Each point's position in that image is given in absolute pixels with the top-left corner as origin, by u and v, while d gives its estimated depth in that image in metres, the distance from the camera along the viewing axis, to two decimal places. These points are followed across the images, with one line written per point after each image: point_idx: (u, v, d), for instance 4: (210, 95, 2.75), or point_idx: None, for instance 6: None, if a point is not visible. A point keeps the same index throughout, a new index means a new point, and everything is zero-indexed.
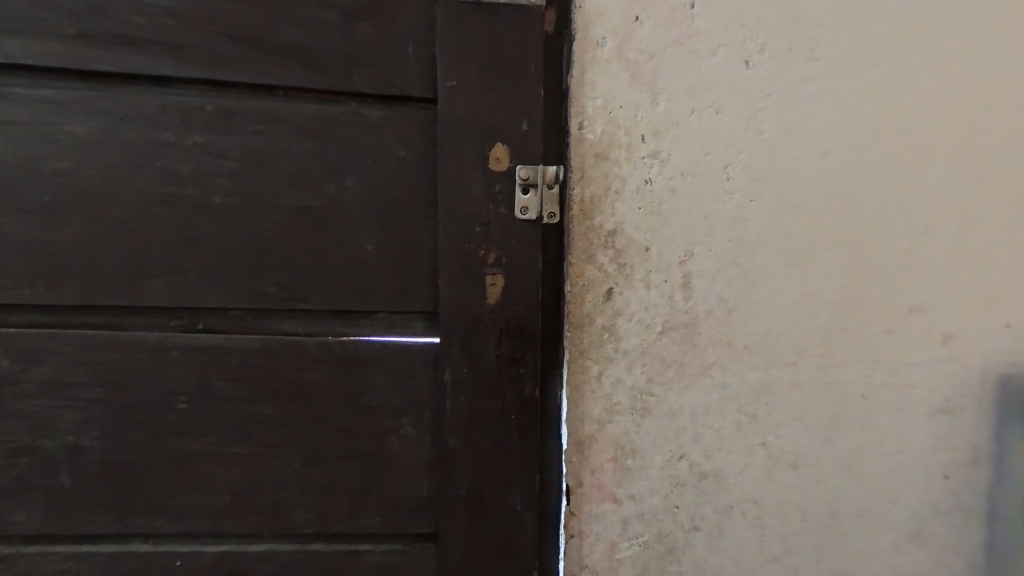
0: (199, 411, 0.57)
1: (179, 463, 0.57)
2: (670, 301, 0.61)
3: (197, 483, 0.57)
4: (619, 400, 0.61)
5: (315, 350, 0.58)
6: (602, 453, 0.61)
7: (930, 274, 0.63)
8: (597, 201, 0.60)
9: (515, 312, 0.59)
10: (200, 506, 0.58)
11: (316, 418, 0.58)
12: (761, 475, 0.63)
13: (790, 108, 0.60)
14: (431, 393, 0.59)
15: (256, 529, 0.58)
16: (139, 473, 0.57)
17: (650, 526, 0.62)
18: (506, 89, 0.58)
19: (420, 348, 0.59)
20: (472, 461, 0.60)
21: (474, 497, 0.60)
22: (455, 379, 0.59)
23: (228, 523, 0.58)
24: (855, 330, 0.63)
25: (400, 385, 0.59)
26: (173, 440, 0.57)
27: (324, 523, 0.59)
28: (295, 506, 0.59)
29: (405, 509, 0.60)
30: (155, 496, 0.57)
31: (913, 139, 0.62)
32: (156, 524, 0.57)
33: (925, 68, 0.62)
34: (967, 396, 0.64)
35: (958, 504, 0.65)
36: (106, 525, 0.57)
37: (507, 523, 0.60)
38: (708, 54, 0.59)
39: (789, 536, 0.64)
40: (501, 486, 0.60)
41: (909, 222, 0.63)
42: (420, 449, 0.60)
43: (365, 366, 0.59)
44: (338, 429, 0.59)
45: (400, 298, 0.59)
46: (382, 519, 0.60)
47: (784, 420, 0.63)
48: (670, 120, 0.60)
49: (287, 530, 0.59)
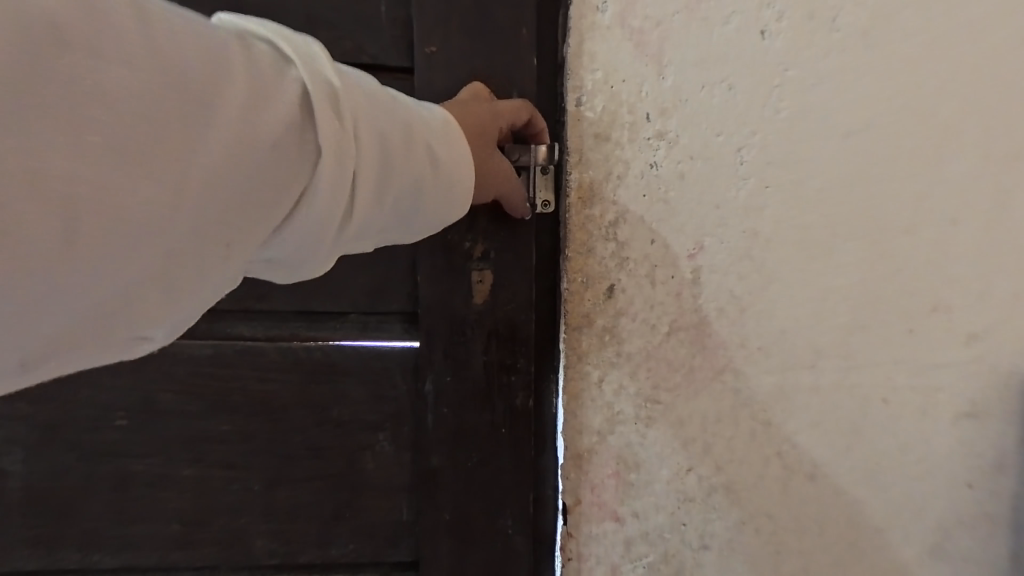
0: (140, 428, 0.50)
1: (119, 488, 0.51)
2: (678, 299, 0.55)
3: (139, 511, 0.51)
4: (621, 408, 0.55)
5: (277, 358, 0.51)
6: (602, 468, 0.55)
7: (957, 267, 0.58)
8: (597, 187, 0.53)
9: (504, 314, 0.53)
10: (144, 538, 0.51)
11: (279, 435, 0.52)
12: (776, 486, 0.58)
13: (809, 84, 0.55)
14: (410, 405, 0.53)
15: (210, 562, 0.52)
16: (72, 502, 0.51)
17: (655, 546, 0.56)
18: (493, 59, 0.51)
19: (397, 353, 0.53)
20: (457, 480, 0.53)
21: (459, 521, 0.54)
22: (437, 389, 0.53)
23: (179, 555, 0.52)
24: (877, 329, 0.58)
25: (376, 397, 0.53)
26: (112, 463, 0.50)
27: (292, 552, 0.53)
28: (256, 535, 0.52)
29: (381, 536, 0.53)
30: (92, 527, 0.51)
31: (942, 119, 0.57)
32: (91, 559, 0.51)
33: (956, 40, 0.56)
34: (996, 399, 0.60)
35: (983, 514, 0.61)
36: (36, 559, 0.51)
37: (498, 550, 0.54)
38: (721, 21, 0.53)
39: (805, 553, 0.59)
40: (491, 507, 0.54)
41: (934, 212, 0.57)
42: (400, 467, 0.53)
43: (334, 374, 0.52)
44: (305, 446, 0.52)
45: (373, 297, 0.52)
46: (355, 547, 0.53)
47: (801, 427, 0.58)
48: (679, 97, 0.53)
49: (247, 562, 0.53)
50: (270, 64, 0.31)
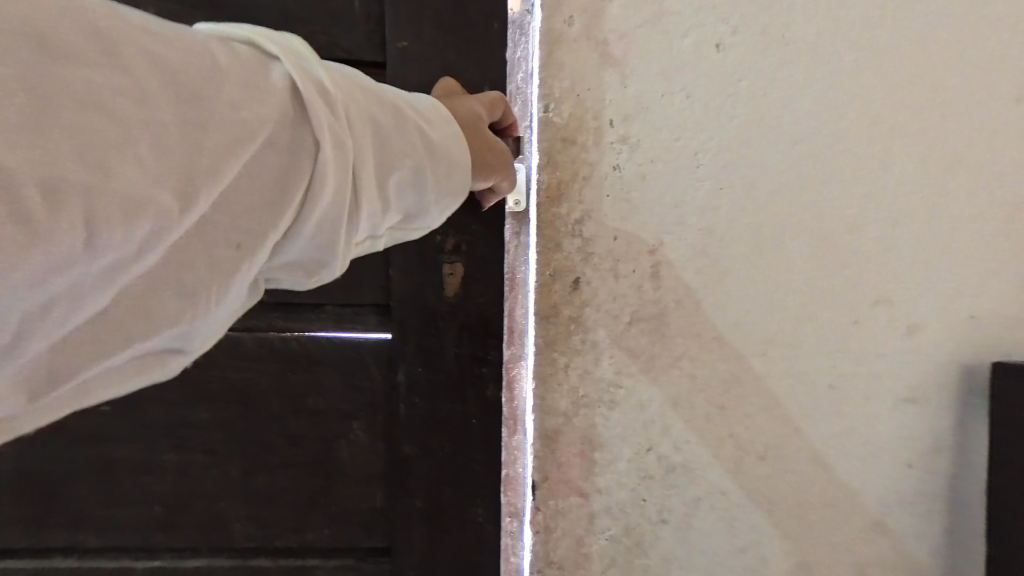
0: (124, 415, 0.55)
1: (105, 470, 0.55)
2: (640, 292, 0.59)
3: (124, 493, 0.55)
4: (586, 392, 0.59)
5: (257, 349, 0.56)
6: (569, 447, 0.60)
7: (897, 263, 0.63)
8: (564, 187, 0.58)
9: (474, 312, 0.58)
10: (129, 518, 0.56)
11: (259, 424, 0.56)
12: (730, 465, 0.62)
13: (762, 93, 0.59)
14: (384, 395, 0.57)
15: (193, 543, 0.56)
16: (60, 485, 0.55)
17: (617, 520, 0.61)
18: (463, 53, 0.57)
19: (371, 343, 0.57)
20: (428, 468, 0.58)
21: (430, 508, 0.58)
22: (409, 380, 0.57)
23: (161, 536, 0.56)
24: (823, 320, 0.63)
25: (352, 388, 0.57)
26: (99, 447, 0.55)
27: (271, 537, 0.57)
28: (236, 519, 0.57)
29: (356, 521, 0.58)
30: (79, 508, 0.55)
31: (884, 128, 0.62)
32: (78, 538, 0.56)
33: (895, 56, 0.61)
34: (932, 385, 0.65)
35: (920, 492, 0.66)
36: (26, 539, 0.55)
37: (468, 537, 0.59)
38: (680, 34, 0.58)
39: (757, 527, 0.64)
40: (462, 496, 0.59)
41: (877, 212, 0.62)
42: (373, 457, 0.58)
43: (312, 363, 0.56)
44: (284, 434, 0.56)
45: (348, 293, 0.56)
46: (330, 531, 0.57)
47: (753, 411, 0.62)
48: (640, 104, 0.58)
49: (227, 545, 0.57)
50: (254, 59, 0.31)
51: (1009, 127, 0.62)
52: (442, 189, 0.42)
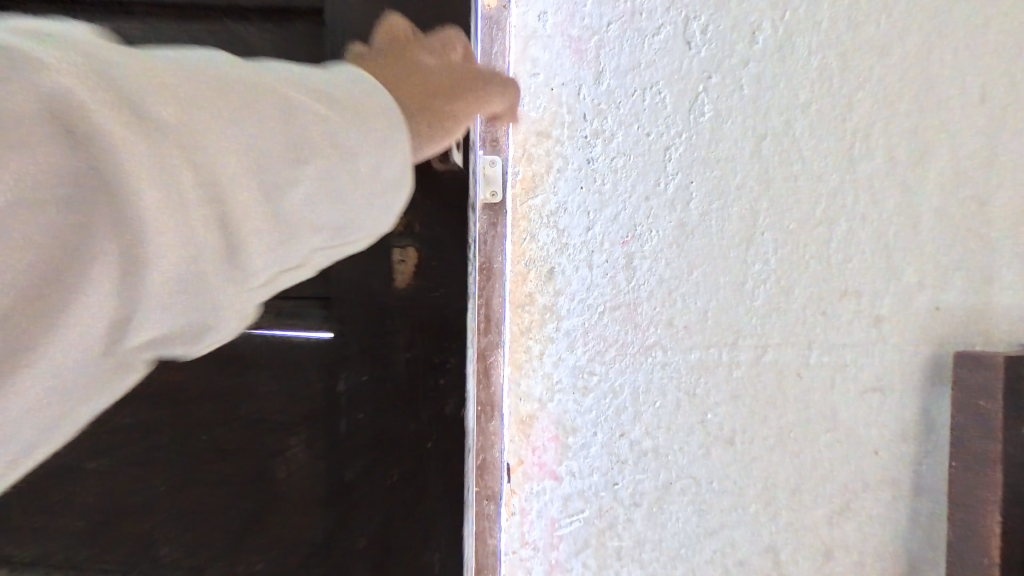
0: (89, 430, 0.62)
1: (75, 477, 0.62)
2: (613, 281, 0.61)
3: (89, 501, 0.62)
4: (559, 378, 0.62)
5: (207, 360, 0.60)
6: (542, 431, 0.62)
7: (863, 255, 0.65)
8: (538, 179, 0.60)
9: (434, 319, 0.58)
10: (90, 526, 0.62)
11: (207, 438, 0.61)
12: (700, 451, 0.65)
13: (731, 91, 0.61)
14: (323, 407, 0.60)
15: (143, 555, 0.62)
16: (41, 489, 0.63)
17: (590, 502, 0.63)
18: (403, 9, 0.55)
19: (311, 343, 0.59)
20: (365, 488, 0.60)
21: (366, 531, 0.60)
22: (347, 391, 0.59)
23: (109, 547, 0.62)
24: (790, 311, 0.65)
25: (293, 399, 0.60)
26: (71, 456, 0.62)
27: (217, 551, 0.62)
28: (182, 533, 0.62)
29: (296, 539, 0.61)
30: (55, 511, 0.63)
31: (852, 124, 0.63)
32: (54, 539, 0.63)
33: (861, 53, 0.63)
34: (899, 374, 0.67)
35: (888, 479, 0.68)
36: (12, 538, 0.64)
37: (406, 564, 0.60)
38: (652, 31, 0.60)
39: (727, 511, 0.66)
40: (401, 521, 0.60)
41: (844, 206, 0.64)
42: (321, 474, 0.61)
43: (257, 370, 0.60)
44: (228, 448, 0.61)
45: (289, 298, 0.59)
46: (271, 549, 0.61)
47: (722, 398, 0.64)
48: (613, 99, 0.60)
49: (175, 557, 0.62)
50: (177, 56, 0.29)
51: (972, 123, 0.64)
52: (374, 186, 0.35)
